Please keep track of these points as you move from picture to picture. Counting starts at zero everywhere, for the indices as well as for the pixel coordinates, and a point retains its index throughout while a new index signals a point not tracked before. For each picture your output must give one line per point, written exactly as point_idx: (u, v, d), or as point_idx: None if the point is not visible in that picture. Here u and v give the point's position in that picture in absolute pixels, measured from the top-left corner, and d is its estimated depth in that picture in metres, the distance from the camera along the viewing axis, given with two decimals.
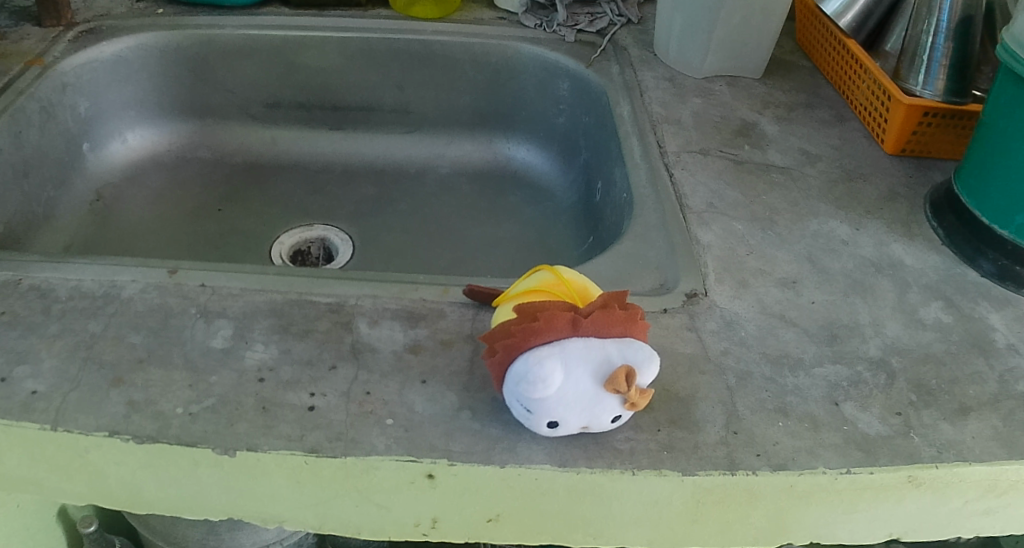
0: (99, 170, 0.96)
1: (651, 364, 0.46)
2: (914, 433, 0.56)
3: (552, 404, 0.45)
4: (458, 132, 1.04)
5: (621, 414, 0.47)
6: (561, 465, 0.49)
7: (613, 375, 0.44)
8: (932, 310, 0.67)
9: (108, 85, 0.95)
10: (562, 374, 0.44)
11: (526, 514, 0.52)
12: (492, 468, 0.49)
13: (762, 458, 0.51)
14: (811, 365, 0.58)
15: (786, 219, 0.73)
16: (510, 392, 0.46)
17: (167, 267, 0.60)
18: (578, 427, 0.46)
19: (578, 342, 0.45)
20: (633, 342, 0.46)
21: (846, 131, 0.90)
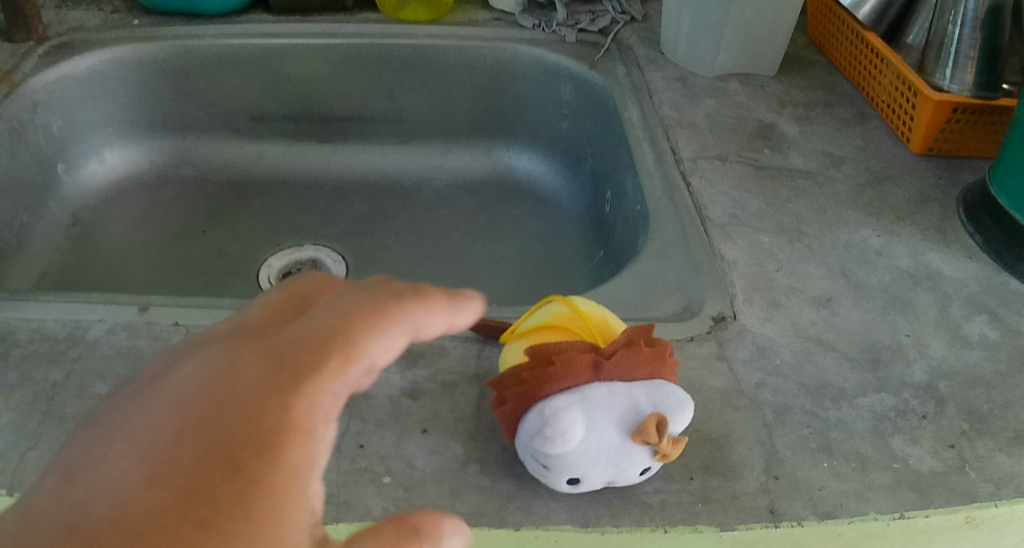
0: (76, 194, 0.91)
1: (685, 409, 0.43)
2: (969, 468, 0.50)
3: (573, 460, 0.42)
4: (456, 141, 0.98)
5: (651, 466, 0.43)
6: (584, 524, 0.44)
7: (642, 424, 0.41)
8: (977, 326, 0.61)
9: (82, 102, 0.90)
10: (584, 426, 0.41)
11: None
12: (507, 531, 0.44)
13: (807, 506, 0.45)
14: (853, 395, 0.52)
15: (814, 229, 0.67)
16: (525, 449, 0.43)
17: (138, 303, 0.55)
18: (602, 485, 0.43)
19: (600, 389, 0.42)
20: (662, 386, 0.43)
21: (869, 130, 0.84)
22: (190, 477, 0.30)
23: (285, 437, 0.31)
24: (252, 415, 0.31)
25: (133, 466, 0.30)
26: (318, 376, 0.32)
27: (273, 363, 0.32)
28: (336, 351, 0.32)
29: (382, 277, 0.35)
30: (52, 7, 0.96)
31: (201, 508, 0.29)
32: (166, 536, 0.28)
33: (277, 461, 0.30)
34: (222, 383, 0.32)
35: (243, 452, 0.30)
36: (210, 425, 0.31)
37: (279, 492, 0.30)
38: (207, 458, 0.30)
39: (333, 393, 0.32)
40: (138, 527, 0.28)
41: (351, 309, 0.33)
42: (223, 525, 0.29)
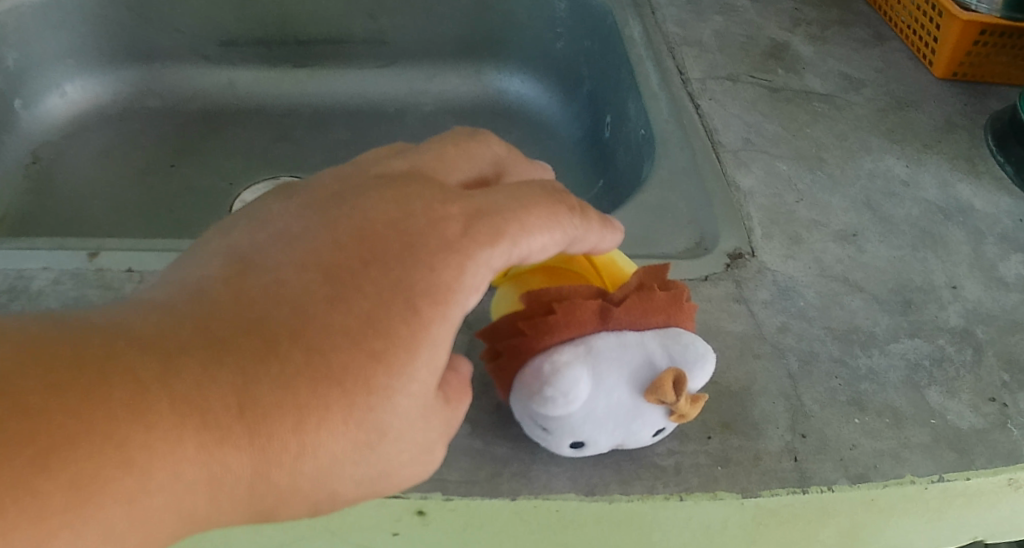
0: (36, 131, 0.82)
1: (705, 362, 0.37)
2: (1012, 424, 0.44)
3: (577, 422, 0.37)
4: (441, 64, 0.90)
5: (664, 426, 0.38)
6: (589, 492, 0.39)
7: (656, 381, 0.36)
8: (1014, 265, 0.55)
9: (40, 33, 0.79)
10: (590, 384, 0.36)
11: (543, 542, 0.42)
12: (504, 500, 0.39)
13: (838, 468, 0.40)
14: (885, 341, 0.46)
15: (835, 156, 0.60)
16: (521, 409, 0.38)
17: (88, 248, 0.50)
18: (609, 447, 0.38)
19: (609, 341, 0.37)
20: (678, 335, 0.38)
21: (889, 51, 0.77)
22: (370, 308, 0.35)
23: (453, 292, 0.36)
24: (434, 261, 0.36)
25: (317, 281, 0.35)
26: (480, 240, 0.37)
27: (457, 222, 0.37)
28: (510, 228, 0.37)
29: (558, 187, 0.41)
30: None
31: (371, 337, 0.34)
32: (340, 353, 0.34)
33: (442, 311, 0.35)
34: (409, 222, 0.37)
35: (417, 297, 0.35)
36: (394, 262, 0.36)
37: (433, 339, 0.35)
38: (385, 293, 0.35)
39: (484, 267, 0.36)
40: (318, 340, 0.34)
41: (533, 195, 0.39)
42: (386, 355, 0.34)
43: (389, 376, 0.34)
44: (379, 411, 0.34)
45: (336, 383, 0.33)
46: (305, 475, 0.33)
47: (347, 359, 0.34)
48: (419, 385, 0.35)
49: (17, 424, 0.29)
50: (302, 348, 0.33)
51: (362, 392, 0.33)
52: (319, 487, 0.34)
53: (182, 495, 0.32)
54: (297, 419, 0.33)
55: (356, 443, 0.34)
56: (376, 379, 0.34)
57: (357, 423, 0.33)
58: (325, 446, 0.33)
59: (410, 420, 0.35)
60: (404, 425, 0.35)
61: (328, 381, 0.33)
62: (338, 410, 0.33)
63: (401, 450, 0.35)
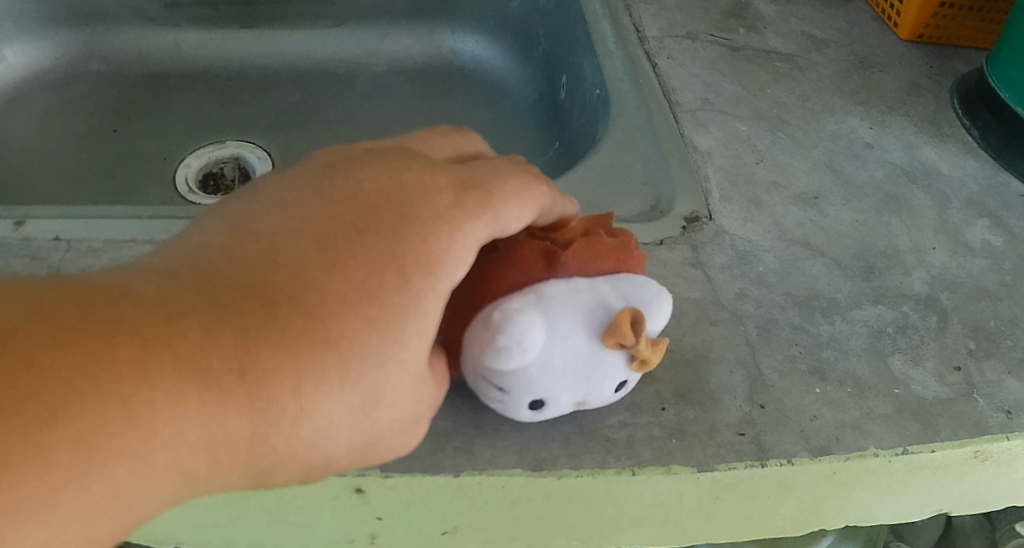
0: None
1: (661, 302, 0.36)
2: (977, 395, 0.43)
3: (535, 376, 0.34)
4: (392, 24, 0.86)
5: (628, 377, 0.36)
6: (535, 468, 0.36)
7: (613, 322, 0.34)
8: (980, 231, 0.53)
9: None
10: (546, 331, 0.33)
11: (488, 522, 0.39)
12: (444, 478, 0.36)
13: (798, 440, 0.38)
14: (847, 308, 0.44)
15: (797, 117, 0.58)
16: (473, 369, 0.35)
17: (14, 217, 0.48)
18: (572, 404, 0.36)
19: (561, 286, 0.35)
20: (632, 277, 0.36)
21: (854, 11, 0.74)
22: (365, 276, 0.33)
23: (446, 262, 0.34)
24: (426, 231, 0.34)
25: (312, 247, 0.33)
26: (473, 209, 0.35)
27: (449, 191, 0.35)
28: (495, 199, 0.35)
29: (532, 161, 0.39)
30: None
31: (366, 304, 0.32)
32: (335, 321, 0.32)
33: (434, 281, 0.33)
34: (401, 192, 0.35)
35: (411, 266, 0.33)
36: (389, 230, 0.34)
37: (428, 306, 0.33)
38: (379, 257, 0.33)
39: (476, 239, 0.34)
40: (312, 310, 0.32)
41: (515, 171, 0.37)
42: (380, 322, 0.32)
43: (386, 342, 0.32)
44: (375, 378, 0.32)
45: (331, 349, 0.32)
46: (302, 442, 0.32)
47: (342, 325, 0.32)
48: (413, 351, 0.33)
49: (21, 378, 0.27)
50: (297, 314, 0.32)
51: (357, 357, 0.32)
52: (315, 454, 0.33)
53: (181, 460, 0.30)
54: (295, 384, 0.31)
55: (351, 409, 0.32)
56: (371, 346, 0.32)
57: (354, 388, 0.32)
58: (323, 411, 0.32)
59: (402, 388, 0.33)
60: (400, 391, 0.33)
61: (323, 347, 0.31)
62: (335, 376, 0.32)
63: (395, 418, 0.34)
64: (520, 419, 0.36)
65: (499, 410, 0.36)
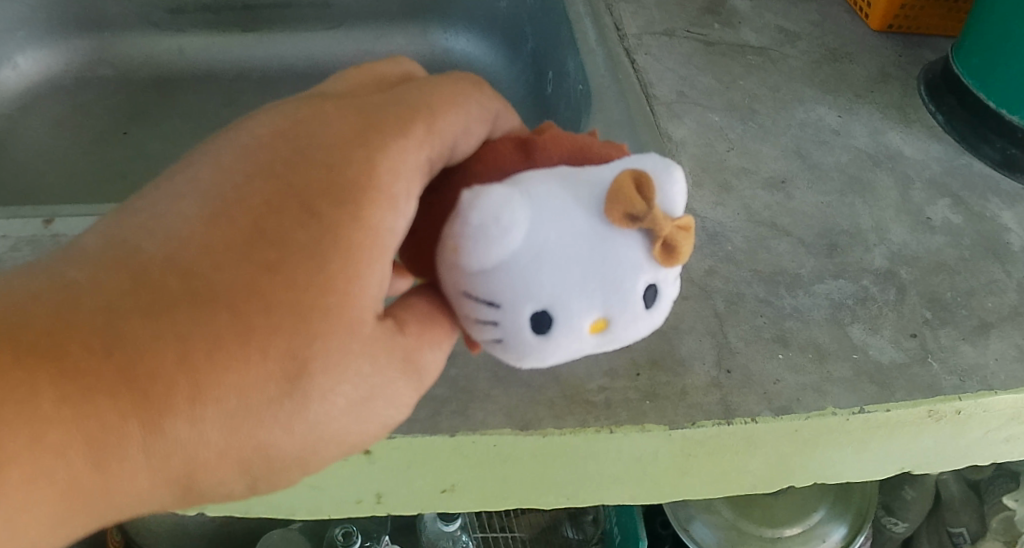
0: None
1: (673, 175, 0.30)
2: (932, 359, 0.47)
3: (525, 274, 0.27)
4: (386, 25, 0.89)
5: (656, 275, 0.29)
6: (523, 427, 0.39)
7: (611, 186, 0.28)
8: (940, 210, 0.57)
9: None
10: (529, 211, 0.27)
11: (484, 481, 0.43)
12: (442, 438, 0.39)
13: (762, 401, 0.41)
14: (810, 282, 0.48)
15: (768, 107, 0.62)
16: (454, 288, 0.29)
17: (43, 215, 0.50)
18: (591, 324, 0.28)
19: (543, 172, 0.29)
20: (627, 158, 0.31)
21: (826, 5, 0.78)
22: (261, 219, 0.28)
23: (364, 189, 0.29)
24: (332, 159, 0.29)
25: (193, 204, 0.28)
26: (390, 131, 0.30)
27: (357, 118, 0.30)
28: (415, 116, 0.31)
29: (468, 78, 0.34)
30: None
31: (263, 249, 0.27)
32: (227, 271, 0.27)
33: (354, 211, 0.28)
34: (300, 127, 0.30)
35: (319, 199, 0.28)
36: (285, 166, 0.29)
37: (349, 244, 0.28)
38: (276, 197, 0.28)
39: (403, 161, 0.29)
40: (194, 266, 0.27)
41: (439, 90, 0.33)
42: (284, 267, 0.27)
43: (297, 289, 0.27)
44: (291, 335, 0.27)
45: (224, 303, 0.26)
46: (212, 435, 0.26)
47: (236, 274, 0.27)
48: (344, 299, 0.28)
49: None
50: (176, 272, 0.27)
51: (259, 311, 0.27)
52: (243, 448, 0.27)
53: (58, 474, 0.25)
54: (181, 356, 0.26)
55: (272, 377, 0.26)
56: (277, 295, 0.27)
57: (266, 352, 0.26)
58: (231, 388, 0.26)
59: (338, 345, 0.27)
60: (337, 356, 0.27)
61: (212, 302, 0.26)
62: (235, 335, 0.26)
63: (342, 391, 0.28)
64: (536, 359, 0.29)
65: (508, 353, 0.29)
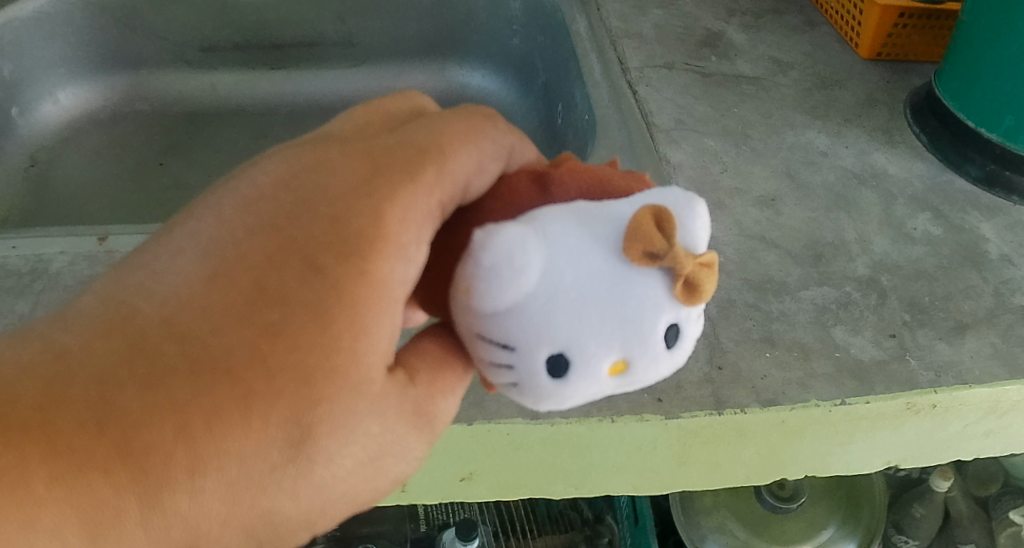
0: (32, 137, 0.88)
1: (695, 210, 0.32)
2: (909, 356, 0.51)
3: (542, 314, 0.29)
4: (407, 62, 0.96)
5: (677, 315, 0.30)
6: (534, 417, 0.45)
7: (630, 223, 0.29)
8: (921, 223, 0.62)
9: (32, 44, 0.84)
10: (544, 252, 0.29)
11: (499, 469, 0.48)
12: (460, 426, 0.44)
13: (750, 394, 0.46)
14: (796, 289, 0.53)
15: (760, 132, 0.67)
16: (473, 328, 0.30)
17: (97, 233, 0.56)
18: (610, 365, 0.29)
19: (561, 208, 0.31)
20: (648, 190, 0.32)
21: (817, 36, 0.84)
22: (262, 287, 0.30)
23: (369, 244, 0.31)
24: (339, 213, 0.31)
25: (198, 264, 0.31)
26: (398, 180, 0.32)
27: (366, 166, 0.33)
28: (425, 160, 0.33)
29: (480, 113, 0.37)
30: None
31: (265, 311, 0.30)
32: (229, 336, 0.29)
33: (359, 270, 0.31)
34: (303, 182, 0.32)
35: (320, 264, 0.31)
36: (288, 225, 0.31)
37: (351, 303, 0.30)
38: (277, 258, 0.31)
39: (406, 214, 0.32)
40: (198, 330, 0.29)
41: (450, 131, 0.35)
42: (286, 334, 0.30)
43: (298, 355, 0.29)
44: (292, 401, 0.29)
45: (224, 370, 0.29)
46: (212, 503, 0.29)
47: (238, 340, 0.29)
48: (345, 361, 0.30)
49: None
50: (177, 338, 0.29)
51: (261, 379, 0.29)
52: (245, 515, 0.30)
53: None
54: (182, 423, 0.28)
55: (273, 444, 0.29)
56: (278, 360, 0.29)
57: (267, 420, 0.29)
58: (232, 454, 0.29)
59: (339, 408, 0.30)
60: (338, 418, 0.30)
61: (213, 369, 0.29)
62: (234, 404, 0.29)
63: (345, 453, 0.31)
64: (551, 398, 0.30)
65: (524, 391, 0.31)
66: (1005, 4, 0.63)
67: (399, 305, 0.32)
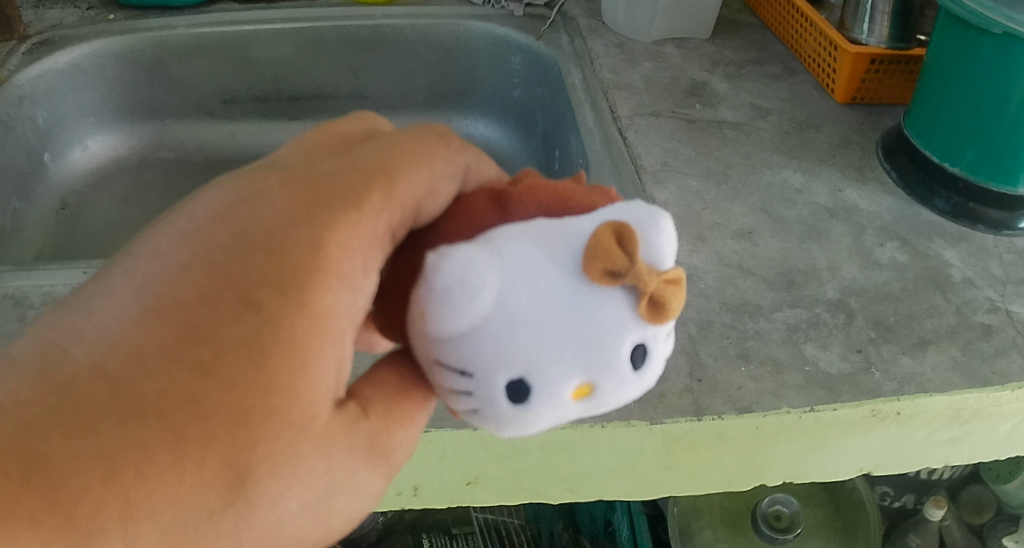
0: (63, 180, 0.97)
1: (661, 225, 0.35)
2: (874, 369, 0.57)
3: (502, 334, 0.32)
4: (416, 112, 1.05)
5: (635, 331, 0.33)
6: None
7: (590, 243, 0.33)
8: (889, 251, 0.68)
9: (65, 94, 0.95)
10: (499, 276, 0.32)
11: (502, 473, 0.54)
12: (467, 431, 0.50)
13: (727, 402, 0.52)
14: (770, 310, 0.59)
15: (740, 172, 0.74)
16: (440, 351, 0.34)
17: None
18: (571, 382, 0.33)
19: (518, 231, 0.34)
20: (615, 206, 0.36)
21: (796, 83, 0.91)
22: (196, 332, 0.32)
23: (305, 275, 0.33)
24: (275, 247, 0.34)
25: (134, 307, 0.32)
26: (341, 206, 0.35)
27: (305, 196, 0.35)
28: (372, 184, 0.37)
29: (423, 135, 0.41)
30: (27, 4, 1.01)
31: (197, 352, 0.32)
32: (161, 379, 0.31)
33: (295, 305, 0.33)
34: (243, 218, 0.34)
35: (255, 305, 0.32)
36: (222, 264, 0.33)
37: (287, 338, 0.32)
38: (210, 297, 0.32)
39: (342, 243, 0.34)
40: (128, 373, 0.31)
41: (399, 154, 0.39)
42: (219, 375, 0.31)
43: (231, 396, 0.31)
44: (227, 443, 0.31)
45: (155, 414, 0.31)
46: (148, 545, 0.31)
47: (170, 383, 0.31)
48: (281, 398, 0.32)
49: None
50: (109, 383, 0.31)
51: (195, 422, 0.31)
52: None
53: None
54: (114, 467, 0.30)
55: (211, 487, 0.31)
56: (211, 401, 0.31)
57: (201, 463, 0.31)
58: (167, 498, 0.31)
59: (279, 442, 0.32)
60: (277, 459, 0.32)
61: (144, 411, 0.31)
62: (166, 446, 0.30)
63: (289, 493, 0.33)
64: (516, 416, 0.34)
65: (492, 411, 0.34)
66: (960, 48, 0.70)
67: (342, 333, 0.34)
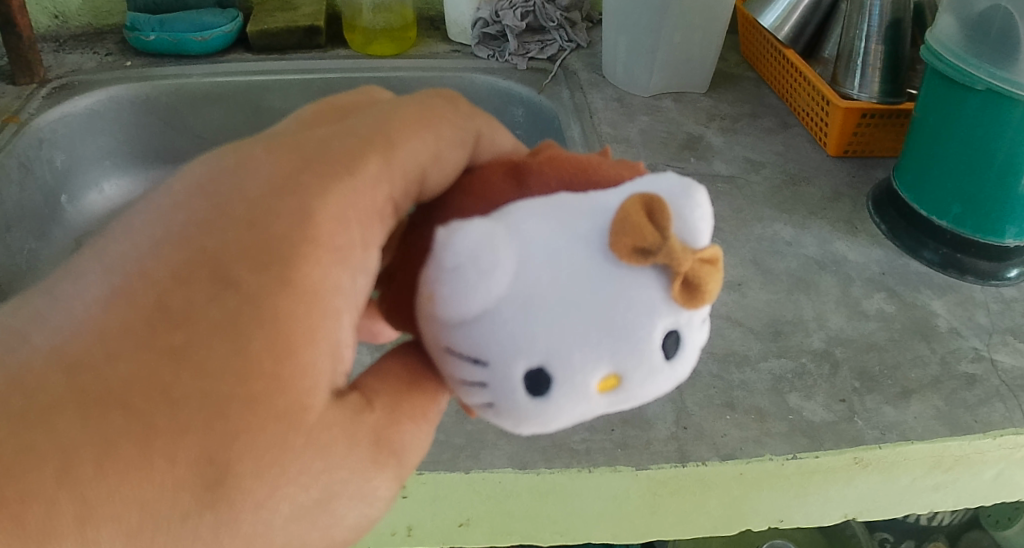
0: (79, 221, 0.99)
1: (695, 198, 0.36)
2: (857, 417, 0.59)
3: (520, 318, 0.33)
4: None
5: (665, 314, 0.34)
6: (521, 467, 0.54)
7: (617, 218, 0.33)
8: (875, 302, 0.70)
9: (83, 137, 0.99)
10: (511, 254, 0.33)
11: (493, 515, 0.56)
12: (459, 474, 0.53)
13: (711, 449, 0.55)
14: (756, 360, 0.63)
15: (731, 226, 0.78)
16: (454, 339, 0.34)
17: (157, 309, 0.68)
18: (597, 369, 0.33)
19: (536, 207, 0.34)
20: (647, 178, 0.36)
21: (790, 136, 0.94)
22: (176, 316, 0.32)
23: (289, 247, 0.34)
24: (255, 218, 0.34)
25: (108, 291, 0.33)
26: (332, 169, 0.36)
27: (293, 163, 0.36)
28: (372, 149, 0.38)
29: (432, 98, 0.42)
30: (52, 52, 1.06)
31: (167, 335, 0.32)
32: (130, 365, 0.31)
33: (278, 283, 0.33)
34: (225, 195, 0.35)
35: (234, 285, 0.33)
36: (203, 241, 0.34)
37: (267, 315, 0.32)
38: (186, 277, 0.33)
39: (332, 212, 0.35)
40: (91, 357, 0.31)
41: (399, 120, 0.39)
42: (196, 358, 0.32)
43: (204, 382, 0.31)
44: (202, 435, 0.31)
45: (121, 403, 0.31)
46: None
47: (138, 369, 0.31)
48: (266, 385, 0.32)
49: None
50: (74, 373, 0.31)
51: (166, 411, 0.31)
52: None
53: None
54: (75, 462, 0.30)
55: (184, 485, 0.31)
56: (181, 387, 0.31)
57: (174, 458, 0.31)
58: (132, 498, 0.31)
59: (262, 429, 0.32)
60: (260, 454, 0.32)
61: (107, 400, 0.31)
62: (131, 438, 0.31)
63: (278, 496, 0.33)
64: (537, 409, 0.34)
65: (512, 404, 0.34)
66: (945, 102, 0.73)
67: (336, 311, 0.34)
